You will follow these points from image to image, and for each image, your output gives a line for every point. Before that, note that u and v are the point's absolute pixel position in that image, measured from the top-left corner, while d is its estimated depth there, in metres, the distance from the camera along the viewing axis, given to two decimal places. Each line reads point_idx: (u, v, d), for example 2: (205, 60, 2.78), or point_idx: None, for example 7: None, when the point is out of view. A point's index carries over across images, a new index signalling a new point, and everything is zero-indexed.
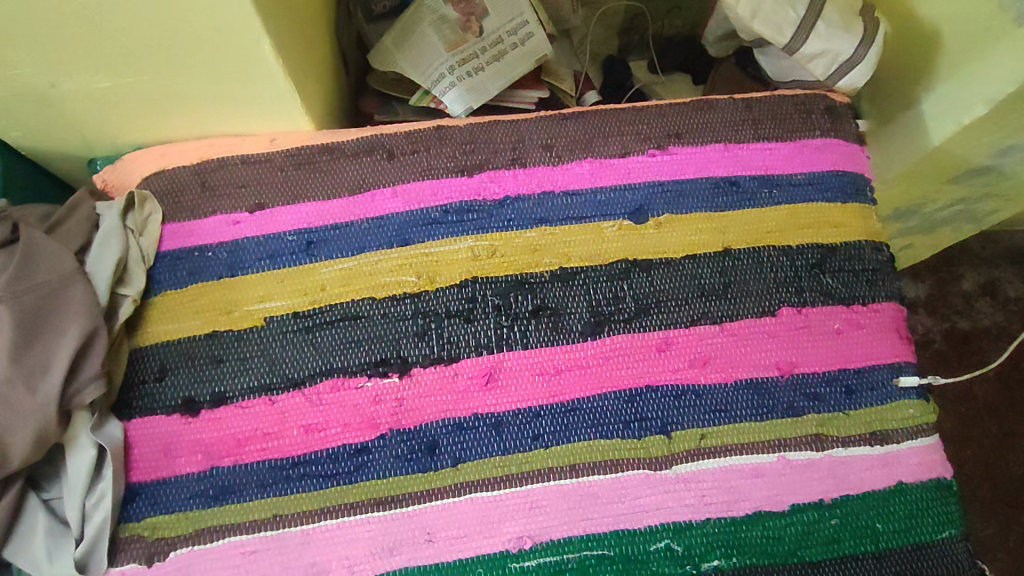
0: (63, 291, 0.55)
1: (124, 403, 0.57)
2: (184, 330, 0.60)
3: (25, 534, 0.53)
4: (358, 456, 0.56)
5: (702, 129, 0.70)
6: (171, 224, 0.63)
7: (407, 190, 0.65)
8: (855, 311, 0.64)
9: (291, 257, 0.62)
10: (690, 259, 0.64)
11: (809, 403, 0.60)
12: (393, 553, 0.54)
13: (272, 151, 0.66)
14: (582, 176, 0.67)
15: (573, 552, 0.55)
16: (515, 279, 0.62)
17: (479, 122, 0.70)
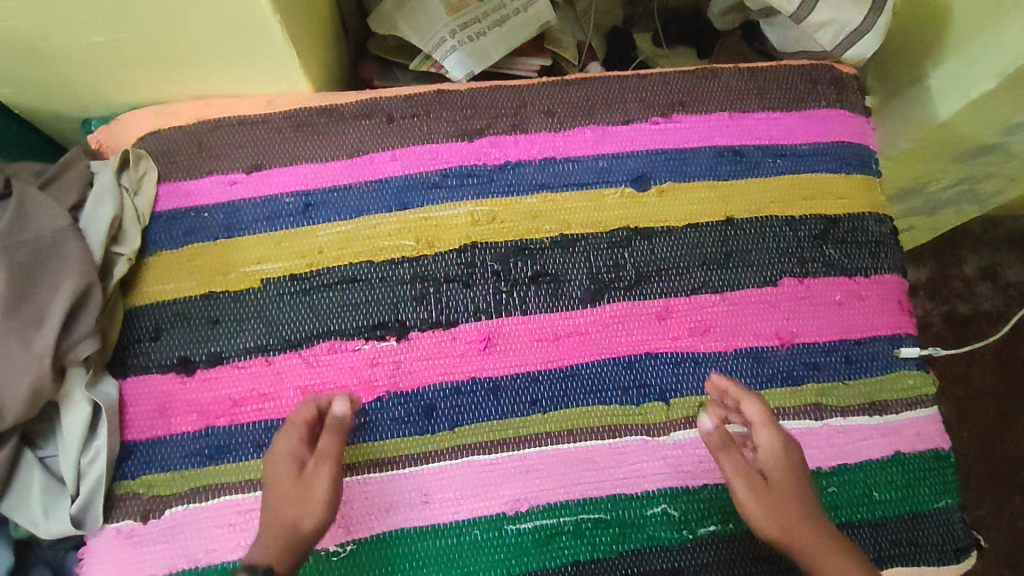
0: (57, 246, 0.55)
1: (120, 362, 0.57)
2: (180, 290, 0.59)
3: (21, 491, 0.53)
4: (356, 418, 0.56)
5: (706, 97, 0.69)
6: (166, 183, 0.62)
7: (407, 153, 0.64)
8: (857, 282, 0.64)
9: (287, 219, 0.61)
10: (691, 228, 0.64)
11: (808, 373, 0.60)
12: (390, 513, 0.54)
13: (270, 112, 0.65)
14: (584, 143, 0.66)
15: (569, 515, 0.54)
16: (515, 245, 0.62)
17: (480, 86, 0.68)
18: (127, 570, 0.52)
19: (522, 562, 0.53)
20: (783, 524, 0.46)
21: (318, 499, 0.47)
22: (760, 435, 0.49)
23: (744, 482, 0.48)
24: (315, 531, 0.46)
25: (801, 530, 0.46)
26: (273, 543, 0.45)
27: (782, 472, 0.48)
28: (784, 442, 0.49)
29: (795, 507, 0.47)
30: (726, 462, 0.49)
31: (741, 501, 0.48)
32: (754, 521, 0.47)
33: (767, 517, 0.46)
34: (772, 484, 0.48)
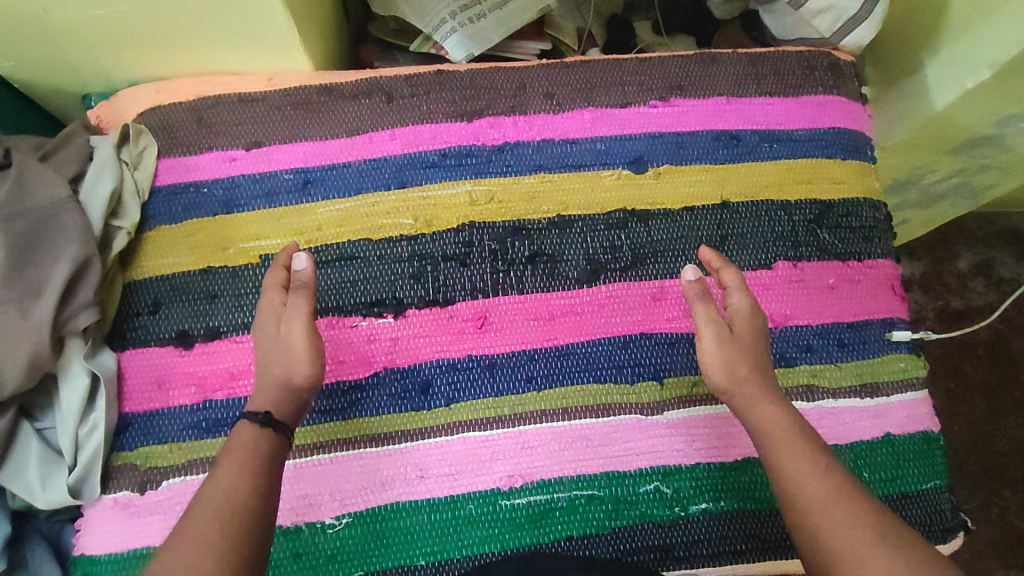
0: (56, 218, 0.55)
1: (118, 335, 0.57)
2: (179, 265, 0.60)
3: (18, 461, 0.53)
4: (353, 393, 0.56)
5: (705, 82, 0.69)
6: (167, 159, 0.63)
7: (406, 132, 0.64)
8: (850, 266, 0.64)
9: (287, 196, 0.62)
10: (688, 211, 0.64)
11: (801, 354, 0.61)
12: (385, 488, 0.54)
13: (269, 89, 0.65)
14: (583, 125, 0.66)
15: (563, 492, 0.55)
16: (512, 225, 0.62)
17: (480, 67, 0.69)
18: (125, 543, 0.52)
19: (516, 537, 0.54)
20: (732, 376, 0.50)
21: (304, 352, 0.50)
22: (733, 296, 0.53)
23: (712, 329, 0.51)
24: (305, 383, 0.49)
25: (747, 385, 0.49)
26: (270, 394, 0.49)
27: (746, 327, 0.52)
28: (754, 307, 0.53)
29: (746, 366, 0.50)
30: (700, 312, 0.52)
31: (703, 347, 0.51)
32: (708, 369, 0.51)
33: (724, 366, 0.50)
34: (738, 335, 0.51)
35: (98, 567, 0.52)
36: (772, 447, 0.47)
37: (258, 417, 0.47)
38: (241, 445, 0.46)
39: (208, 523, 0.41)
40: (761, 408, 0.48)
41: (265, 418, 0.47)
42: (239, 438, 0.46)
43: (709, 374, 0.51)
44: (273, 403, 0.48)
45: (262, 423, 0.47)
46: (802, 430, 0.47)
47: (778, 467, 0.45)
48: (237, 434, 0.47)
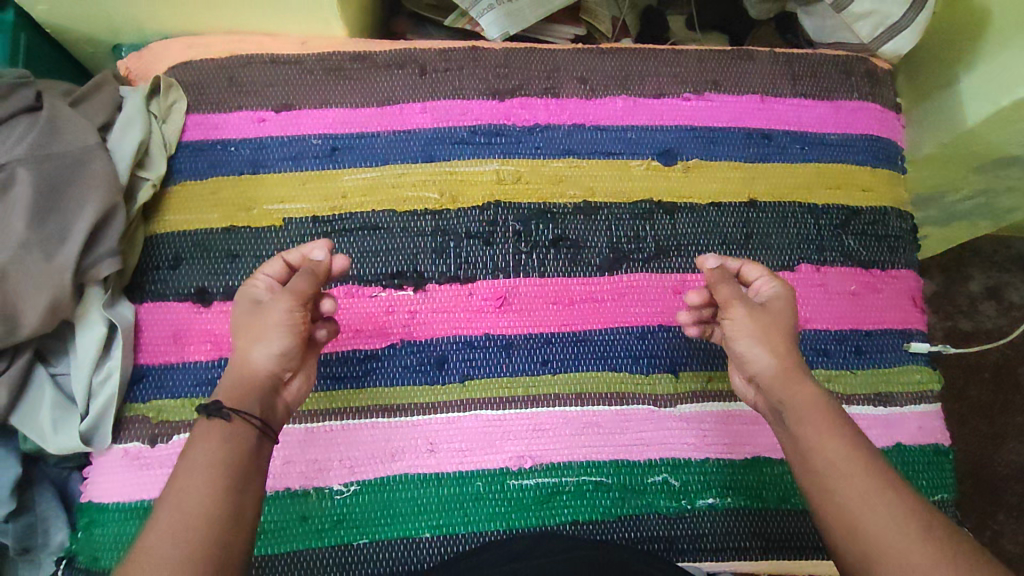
0: (83, 162, 0.54)
1: (137, 287, 0.57)
2: (202, 222, 0.60)
3: (31, 404, 0.53)
4: (367, 362, 0.56)
5: (740, 78, 0.69)
6: (196, 115, 0.64)
7: (436, 107, 0.65)
8: (873, 275, 0.64)
9: (314, 161, 0.62)
10: (714, 207, 0.64)
11: (818, 358, 0.60)
12: (395, 458, 0.53)
13: (303, 53, 0.66)
14: (614, 113, 0.67)
15: (571, 476, 0.54)
16: (538, 207, 0.62)
17: (515, 47, 0.69)
18: (131, 493, 0.52)
19: (522, 517, 0.53)
20: (782, 350, 0.48)
21: (271, 328, 0.45)
22: (763, 284, 0.52)
23: (741, 302, 0.49)
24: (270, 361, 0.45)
25: (787, 362, 0.48)
26: (226, 383, 0.44)
27: (778, 305, 0.50)
28: (788, 291, 0.52)
29: (785, 342, 0.48)
30: (728, 288, 0.49)
31: (738, 322, 0.49)
32: (750, 343, 0.48)
33: (766, 339, 0.48)
34: (771, 311, 0.49)
35: (105, 515, 0.52)
36: (799, 416, 0.46)
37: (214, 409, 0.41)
38: (205, 443, 0.40)
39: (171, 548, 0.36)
40: (805, 387, 0.46)
41: (214, 409, 0.41)
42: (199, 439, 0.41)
43: (741, 345, 0.49)
44: (230, 393, 0.43)
45: (212, 412, 0.41)
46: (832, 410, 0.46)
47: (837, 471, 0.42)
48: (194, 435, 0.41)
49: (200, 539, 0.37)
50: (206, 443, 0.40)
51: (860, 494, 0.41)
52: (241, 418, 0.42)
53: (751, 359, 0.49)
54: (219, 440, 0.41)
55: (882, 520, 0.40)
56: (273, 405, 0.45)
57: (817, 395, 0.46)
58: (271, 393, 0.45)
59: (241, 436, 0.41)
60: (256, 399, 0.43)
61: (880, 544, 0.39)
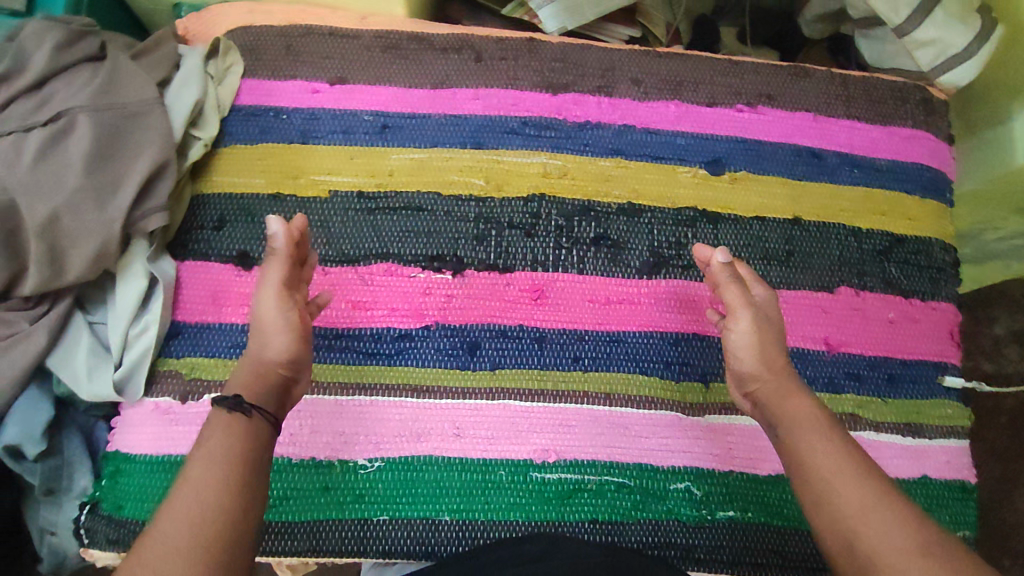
0: (141, 115, 0.55)
1: (180, 245, 0.58)
2: (249, 187, 0.60)
3: (67, 348, 0.53)
4: (400, 341, 0.56)
5: (794, 95, 0.68)
6: (251, 80, 0.64)
7: (488, 95, 0.65)
8: (912, 304, 0.63)
9: (363, 136, 0.62)
10: (759, 221, 0.64)
11: (849, 383, 0.60)
12: (420, 439, 0.53)
13: (362, 29, 0.67)
14: (666, 117, 0.66)
15: (594, 475, 0.54)
16: (582, 204, 0.62)
17: (572, 42, 0.69)
18: (160, 447, 0.52)
19: (543, 510, 0.53)
20: (772, 357, 0.49)
21: (278, 328, 0.47)
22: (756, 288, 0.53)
23: (747, 311, 0.50)
24: (284, 360, 0.46)
25: (783, 377, 0.49)
26: (244, 378, 0.45)
27: (775, 313, 0.52)
28: (775, 295, 0.53)
29: (781, 357, 0.49)
30: (732, 291, 0.51)
31: (738, 333, 0.50)
32: (748, 353, 0.50)
33: (763, 349, 0.49)
34: (771, 322, 0.51)
35: (132, 466, 0.52)
36: (792, 429, 0.46)
37: (228, 400, 0.42)
38: (220, 439, 0.41)
39: (183, 541, 0.36)
40: (794, 403, 0.47)
41: (235, 403, 0.42)
42: (211, 434, 0.41)
43: (742, 360, 0.50)
44: (247, 390, 0.44)
45: (233, 407, 0.42)
46: (830, 422, 0.46)
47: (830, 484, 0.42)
48: (211, 428, 0.42)
49: (212, 534, 0.37)
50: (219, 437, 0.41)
51: (858, 509, 0.40)
52: (259, 414, 0.43)
53: (749, 371, 0.50)
54: (235, 439, 0.41)
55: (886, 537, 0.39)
56: (288, 403, 0.46)
57: (811, 411, 0.46)
58: (282, 390, 0.46)
59: (254, 434, 0.42)
60: (273, 397, 0.45)
61: (882, 558, 0.38)
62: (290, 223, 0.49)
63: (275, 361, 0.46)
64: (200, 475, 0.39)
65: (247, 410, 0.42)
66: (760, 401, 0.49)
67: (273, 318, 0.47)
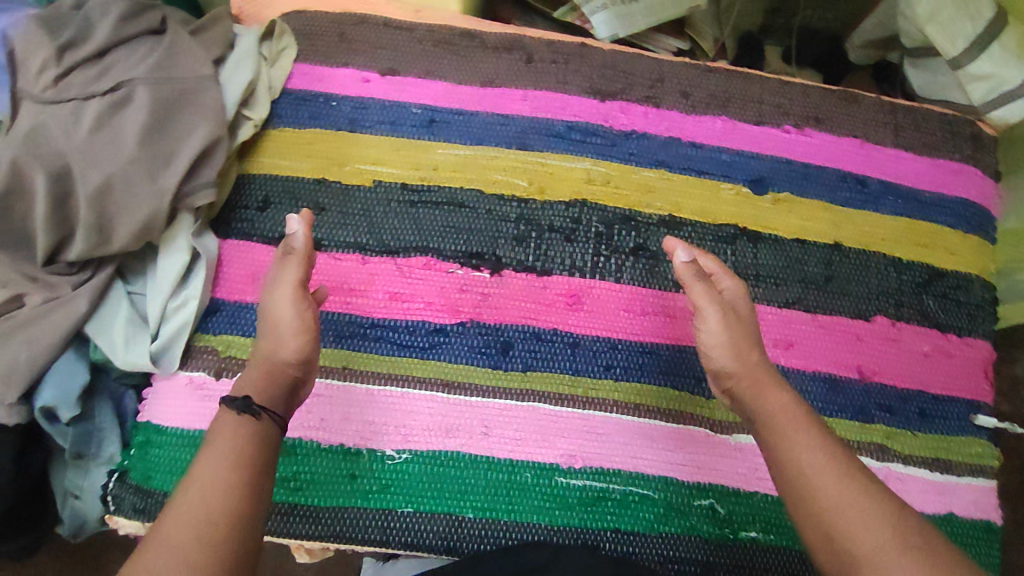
0: (196, 91, 0.56)
1: (223, 223, 0.58)
2: (294, 170, 0.60)
3: (105, 317, 0.54)
4: (435, 336, 0.56)
5: (842, 120, 0.68)
6: (303, 64, 0.64)
7: (537, 97, 0.65)
8: (949, 339, 0.62)
9: (410, 129, 0.62)
10: (799, 243, 0.63)
11: (879, 413, 0.59)
12: (448, 435, 0.53)
13: (416, 22, 0.67)
14: (712, 133, 0.66)
15: (619, 484, 0.53)
16: (623, 213, 0.62)
17: (623, 50, 0.69)
18: (192, 421, 0.53)
19: (566, 515, 0.52)
20: (741, 345, 0.48)
21: (291, 327, 0.47)
22: (725, 282, 0.52)
23: (716, 308, 0.49)
24: (293, 359, 0.47)
25: (756, 371, 0.47)
26: (255, 376, 0.45)
27: (746, 307, 0.51)
28: (742, 288, 0.52)
29: (755, 351, 0.48)
30: (698, 288, 0.49)
31: (709, 331, 0.49)
32: (723, 349, 0.48)
33: (735, 343, 0.48)
34: (740, 316, 0.50)
35: (162, 438, 0.52)
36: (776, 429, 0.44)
37: (236, 402, 0.42)
38: (228, 440, 0.40)
39: (191, 540, 0.35)
40: (771, 395, 0.46)
41: (243, 405, 0.42)
42: (221, 436, 0.40)
43: (717, 357, 0.48)
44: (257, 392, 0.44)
45: (243, 409, 0.41)
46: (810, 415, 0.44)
47: (815, 477, 0.40)
48: (218, 428, 0.41)
49: (220, 534, 0.36)
50: (229, 439, 0.40)
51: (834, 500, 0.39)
52: (268, 417, 0.42)
53: (724, 365, 0.48)
54: (243, 438, 0.41)
55: (871, 534, 0.38)
56: (296, 403, 0.46)
57: (791, 403, 0.45)
58: (290, 390, 0.46)
59: (263, 438, 0.41)
60: (280, 397, 0.45)
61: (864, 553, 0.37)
62: (306, 222, 0.50)
63: (284, 361, 0.46)
64: (209, 475, 0.38)
65: (257, 411, 0.42)
66: (737, 397, 0.48)
67: (286, 315, 0.47)
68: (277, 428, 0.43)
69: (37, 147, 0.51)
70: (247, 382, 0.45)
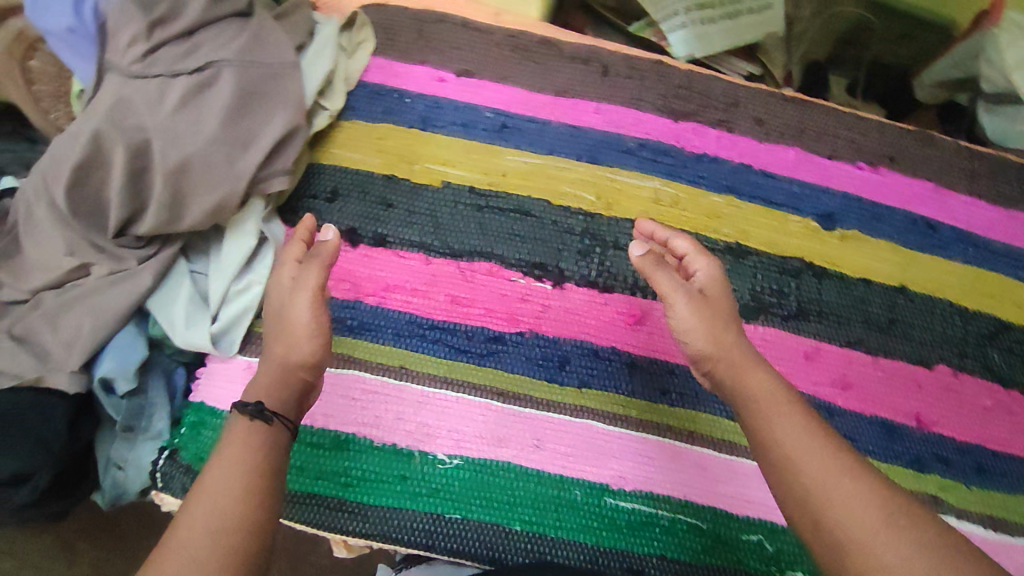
0: (278, 77, 0.56)
1: (291, 211, 0.59)
2: (365, 164, 0.60)
3: (167, 294, 0.54)
4: (492, 343, 0.56)
5: (915, 162, 0.67)
6: (380, 58, 0.64)
7: (610, 111, 0.64)
8: (1012, 395, 0.61)
9: (482, 132, 0.62)
10: (864, 283, 0.62)
11: (936, 463, 0.57)
12: (500, 445, 0.53)
13: (494, 25, 0.68)
14: (784, 163, 0.65)
15: (667, 511, 0.53)
16: (690, 236, 0.61)
17: (699, 71, 0.68)
18: None
19: (612, 537, 0.51)
20: (714, 323, 0.48)
21: (303, 330, 0.47)
22: (697, 263, 0.52)
23: (682, 295, 0.49)
24: (306, 362, 0.47)
25: (731, 352, 0.47)
26: (267, 380, 0.45)
27: (717, 287, 0.51)
28: (717, 266, 0.52)
29: (730, 333, 0.48)
30: (661, 279, 0.49)
31: (679, 317, 0.48)
32: (697, 331, 0.48)
33: (708, 324, 0.48)
34: (709, 298, 0.49)
35: (217, 421, 0.52)
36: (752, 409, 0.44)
37: (249, 408, 0.42)
38: (239, 445, 0.40)
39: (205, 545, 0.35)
40: (750, 374, 0.46)
41: (256, 410, 0.42)
42: (233, 440, 0.41)
43: (691, 341, 0.48)
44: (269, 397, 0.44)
45: (256, 414, 0.42)
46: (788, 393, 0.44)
47: (792, 456, 0.40)
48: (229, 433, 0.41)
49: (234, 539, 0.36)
50: (241, 444, 0.41)
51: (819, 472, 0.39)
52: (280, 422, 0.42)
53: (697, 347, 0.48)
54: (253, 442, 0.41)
55: (853, 510, 0.37)
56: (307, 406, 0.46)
57: (769, 386, 0.45)
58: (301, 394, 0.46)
59: (273, 444, 0.42)
60: (292, 401, 0.45)
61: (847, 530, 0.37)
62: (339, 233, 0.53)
63: (298, 363, 0.46)
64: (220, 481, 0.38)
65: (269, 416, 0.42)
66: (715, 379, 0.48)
67: (302, 318, 0.48)
68: (289, 433, 0.43)
69: (119, 121, 0.51)
70: (261, 387, 0.45)
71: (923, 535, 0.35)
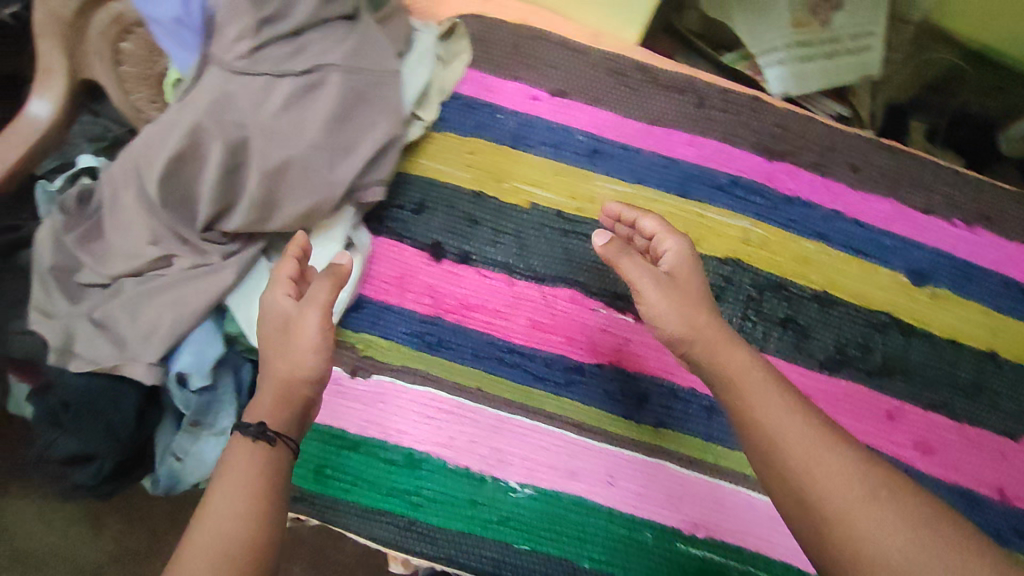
0: (380, 85, 0.56)
1: (376, 218, 0.58)
2: (454, 178, 0.59)
3: (248, 293, 0.54)
4: (570, 373, 0.54)
5: (1012, 224, 0.65)
6: (475, 70, 0.64)
7: (704, 144, 0.63)
8: None
9: (573, 156, 0.61)
10: (952, 345, 0.60)
11: (1016, 539, 0.55)
12: (572, 478, 0.52)
13: (591, 45, 0.66)
14: (877, 213, 0.63)
15: (738, 563, 0.51)
16: (776, 280, 0.59)
17: (796, 110, 0.67)
18: (324, 416, 0.52)
19: None
20: (684, 305, 0.45)
21: (307, 348, 0.44)
22: (666, 242, 0.49)
23: (647, 279, 0.46)
24: (309, 377, 0.44)
25: (706, 332, 0.44)
26: (270, 400, 0.43)
27: (688, 268, 0.48)
28: (688, 244, 0.49)
29: (705, 312, 0.45)
30: (626, 266, 0.47)
31: (647, 305, 0.46)
32: (669, 317, 0.45)
33: (679, 307, 0.45)
34: (678, 281, 0.47)
35: None
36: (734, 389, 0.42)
37: (250, 429, 0.40)
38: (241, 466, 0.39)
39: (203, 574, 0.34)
40: (725, 355, 0.43)
41: (257, 431, 0.40)
42: (235, 463, 0.39)
43: (662, 326, 0.46)
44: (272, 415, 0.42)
45: (259, 436, 0.40)
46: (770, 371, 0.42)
47: (784, 444, 0.38)
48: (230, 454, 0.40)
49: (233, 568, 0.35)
50: (241, 466, 0.39)
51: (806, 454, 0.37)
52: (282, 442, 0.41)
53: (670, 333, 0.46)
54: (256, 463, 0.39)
55: (846, 489, 0.36)
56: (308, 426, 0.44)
57: (747, 362, 0.43)
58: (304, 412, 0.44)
59: (275, 466, 0.40)
60: (295, 421, 0.43)
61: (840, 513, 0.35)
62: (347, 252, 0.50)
63: (300, 379, 0.44)
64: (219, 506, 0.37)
65: (271, 437, 0.41)
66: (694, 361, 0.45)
67: (309, 337, 0.44)
68: (290, 454, 0.42)
69: (221, 115, 0.50)
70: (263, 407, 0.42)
71: (909, 509, 0.35)
